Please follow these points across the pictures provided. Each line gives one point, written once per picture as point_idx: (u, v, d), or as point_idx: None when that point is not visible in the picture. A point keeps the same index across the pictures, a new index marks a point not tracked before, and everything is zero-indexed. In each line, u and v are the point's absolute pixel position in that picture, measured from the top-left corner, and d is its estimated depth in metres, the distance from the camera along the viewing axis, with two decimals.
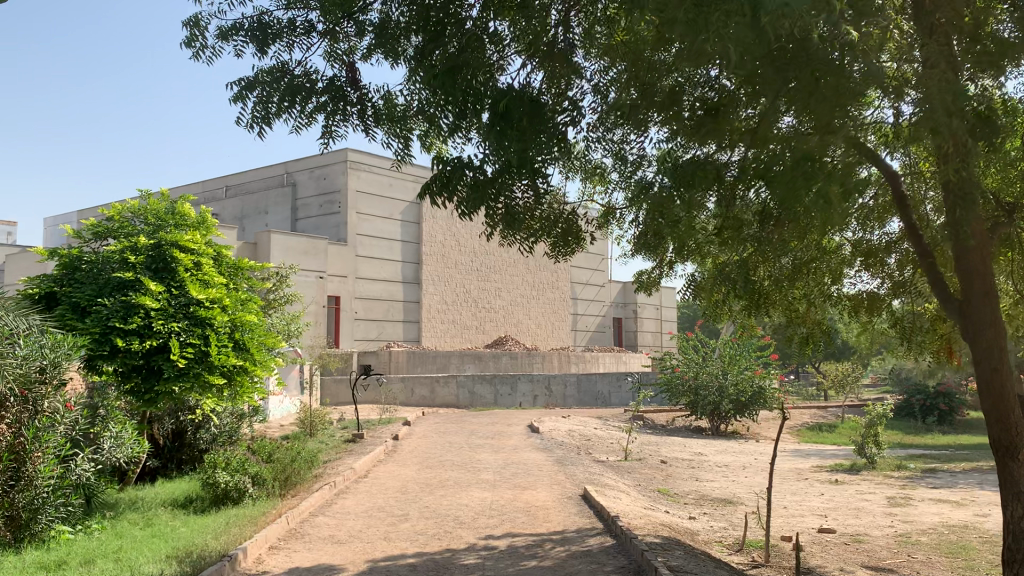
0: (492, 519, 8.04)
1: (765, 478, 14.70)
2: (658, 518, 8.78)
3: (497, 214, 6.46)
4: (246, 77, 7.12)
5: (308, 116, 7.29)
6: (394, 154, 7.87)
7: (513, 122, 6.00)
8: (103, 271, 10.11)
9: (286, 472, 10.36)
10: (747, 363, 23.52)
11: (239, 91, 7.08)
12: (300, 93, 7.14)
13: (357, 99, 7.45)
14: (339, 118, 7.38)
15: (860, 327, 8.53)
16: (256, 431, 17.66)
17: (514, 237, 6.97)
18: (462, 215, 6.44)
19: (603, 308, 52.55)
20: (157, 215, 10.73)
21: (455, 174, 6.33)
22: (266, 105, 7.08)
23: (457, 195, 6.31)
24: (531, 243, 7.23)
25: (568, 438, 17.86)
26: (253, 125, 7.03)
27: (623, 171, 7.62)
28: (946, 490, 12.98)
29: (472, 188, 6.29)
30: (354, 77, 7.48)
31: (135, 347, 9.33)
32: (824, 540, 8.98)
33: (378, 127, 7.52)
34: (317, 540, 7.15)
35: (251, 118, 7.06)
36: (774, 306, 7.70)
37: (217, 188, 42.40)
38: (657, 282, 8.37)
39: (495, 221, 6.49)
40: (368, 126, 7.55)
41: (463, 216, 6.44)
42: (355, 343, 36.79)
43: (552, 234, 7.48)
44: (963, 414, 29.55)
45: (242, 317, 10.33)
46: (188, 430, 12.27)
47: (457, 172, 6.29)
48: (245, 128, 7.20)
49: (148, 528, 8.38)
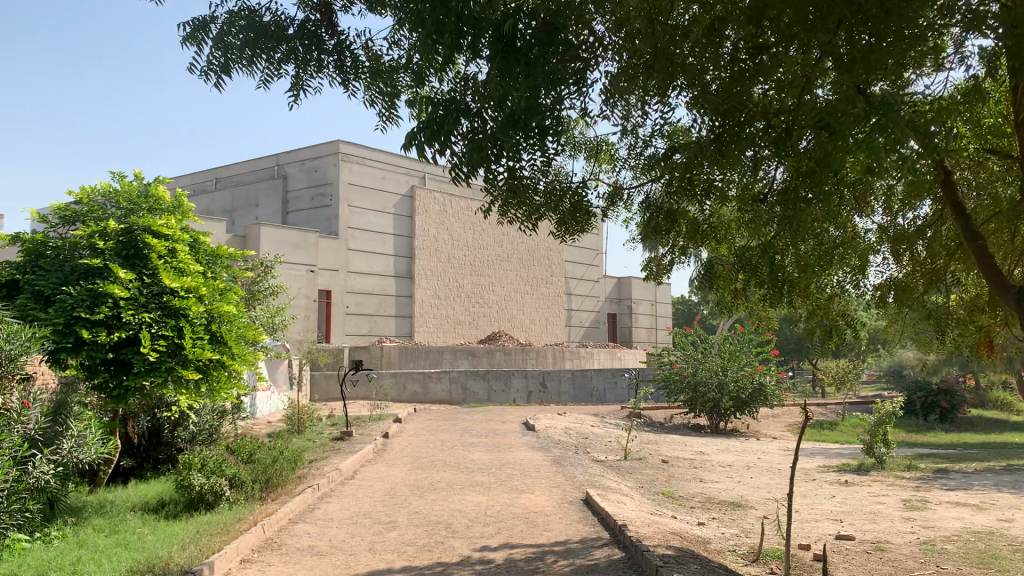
0: (488, 527, 7.38)
1: (772, 479, 14.09)
2: (667, 525, 8.12)
3: (499, 177, 5.89)
4: (201, 18, 6.53)
5: (276, 67, 6.74)
6: (379, 115, 7.25)
7: (518, 62, 5.39)
8: (68, 258, 9.41)
9: (266, 473, 9.73)
10: (747, 359, 22.94)
11: (193, 34, 6.52)
12: (267, 37, 6.58)
13: (334, 45, 6.87)
14: (313, 68, 6.84)
15: (888, 320, 7.86)
16: (241, 429, 16.99)
17: (515, 210, 6.32)
18: (459, 177, 5.76)
19: (597, 304, 51.90)
20: (130, 198, 10.06)
21: (447, 118, 5.67)
22: (226, 52, 6.48)
23: (455, 155, 5.68)
24: (534, 220, 6.57)
25: (565, 436, 17.21)
26: (210, 73, 6.45)
27: (631, 140, 7.00)
28: (962, 492, 12.38)
29: (473, 147, 5.69)
30: (330, 21, 6.90)
31: (102, 339, 8.58)
32: (844, 549, 8.37)
33: (358, 80, 6.98)
34: (294, 552, 6.48)
35: (208, 66, 6.49)
36: (797, 295, 7.05)
37: (206, 180, 41.59)
38: (668, 270, 7.68)
39: (495, 184, 5.91)
40: (347, 81, 7.02)
41: (460, 178, 5.77)
42: (346, 338, 36.16)
43: (559, 210, 6.85)
44: (965, 411, 28.99)
45: (219, 308, 9.63)
46: (165, 428, 11.59)
47: (453, 119, 5.63)
48: (199, 75, 6.60)
49: (113, 535, 7.71)
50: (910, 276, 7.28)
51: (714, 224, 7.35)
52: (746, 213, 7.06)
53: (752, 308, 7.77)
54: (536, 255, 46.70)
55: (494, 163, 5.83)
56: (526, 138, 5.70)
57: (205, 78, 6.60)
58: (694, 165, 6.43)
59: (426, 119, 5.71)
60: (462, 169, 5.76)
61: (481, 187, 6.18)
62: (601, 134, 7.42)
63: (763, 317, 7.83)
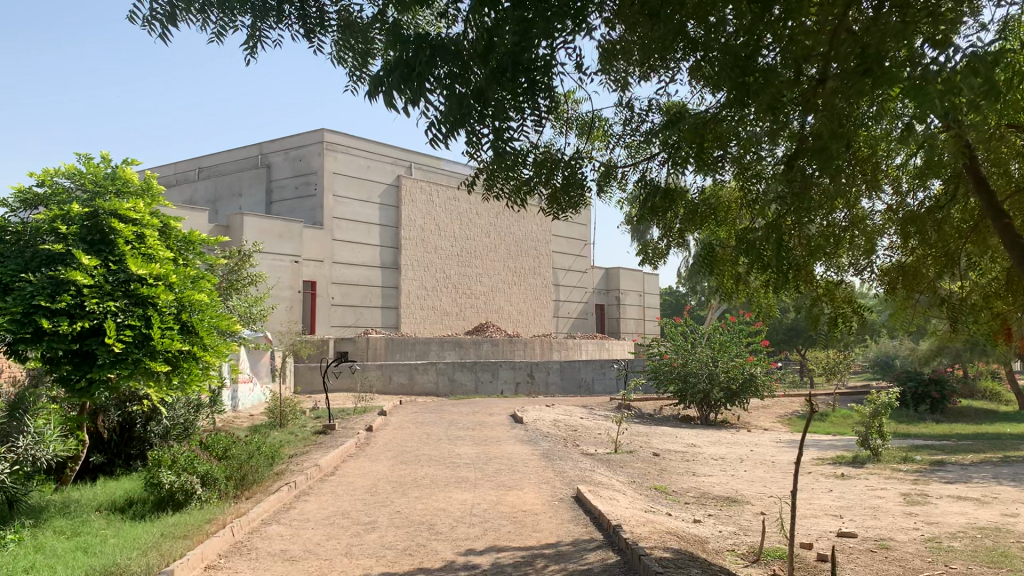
0: (473, 528, 6.94)
1: (767, 473, 13.70)
2: (661, 523, 7.71)
3: (485, 143, 5.47)
4: None
5: (230, 17, 6.26)
6: (348, 79, 6.67)
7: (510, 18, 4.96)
8: (30, 242, 8.86)
9: (242, 471, 9.28)
10: (737, 350, 22.62)
11: None
12: None
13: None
14: (272, 20, 6.36)
15: (895, 311, 7.46)
16: (221, 422, 16.49)
17: (503, 185, 5.91)
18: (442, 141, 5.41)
19: (585, 295, 51.52)
20: (95, 180, 9.47)
21: (422, 68, 5.32)
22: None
23: (435, 115, 5.33)
24: (524, 197, 6.18)
25: (553, 429, 16.78)
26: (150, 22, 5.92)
27: (627, 113, 6.61)
28: (963, 486, 12.04)
29: (454, 105, 5.29)
30: None
31: (63, 330, 8.05)
32: (848, 548, 8.00)
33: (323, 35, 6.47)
34: (265, 557, 6.03)
35: (151, 15, 5.97)
36: (802, 279, 6.68)
37: (188, 170, 40.80)
38: (665, 254, 7.25)
39: (479, 149, 5.50)
40: (311, 33, 6.55)
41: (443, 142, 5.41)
42: (331, 329, 35.61)
43: (552, 186, 6.46)
44: (956, 402, 28.77)
45: (190, 296, 9.10)
46: (138, 422, 11.09)
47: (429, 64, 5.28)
48: (141, 26, 6.05)
49: (74, 539, 7.21)
50: (919, 260, 6.93)
51: (712, 205, 6.93)
52: (749, 192, 6.67)
53: (754, 295, 7.36)
54: (524, 245, 46.26)
55: (477, 125, 5.43)
56: (513, 96, 5.29)
57: (148, 30, 6.07)
58: (699, 137, 6.02)
59: (392, 60, 5.37)
60: (440, 130, 5.40)
61: (466, 154, 5.78)
62: (596, 109, 6.99)
63: (764, 305, 7.41)
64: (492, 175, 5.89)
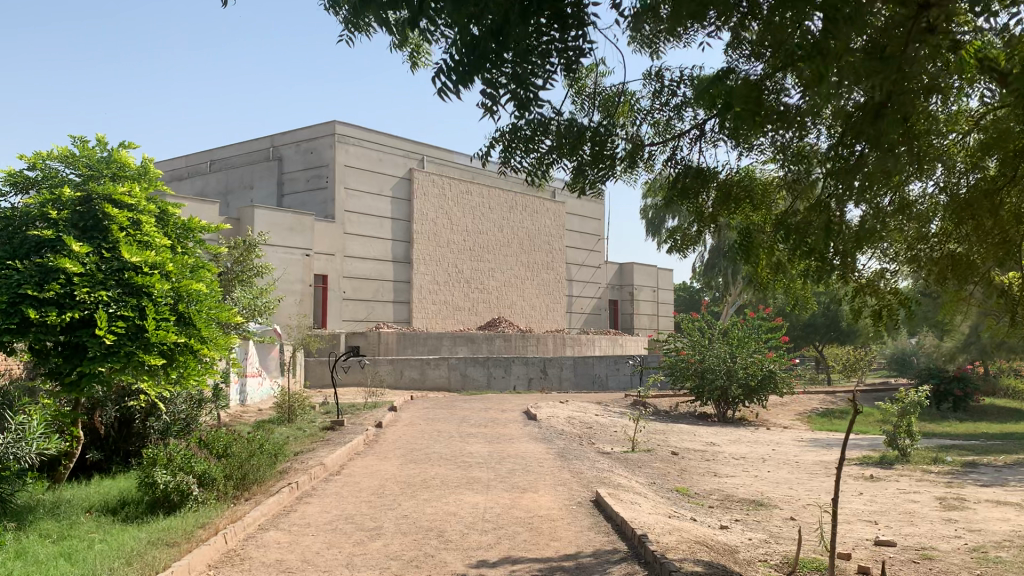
0: (486, 536, 6.41)
1: (791, 474, 13.14)
2: (687, 531, 7.17)
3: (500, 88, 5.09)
4: None
5: None
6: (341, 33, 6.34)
7: None
8: (20, 227, 8.41)
9: (242, 469, 8.81)
10: (756, 346, 22.09)
11: None
12: None
13: None
14: None
15: (947, 303, 6.85)
16: (228, 418, 16.07)
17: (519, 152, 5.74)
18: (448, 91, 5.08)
19: (598, 290, 50.92)
20: (89, 164, 8.97)
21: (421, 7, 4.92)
22: None
23: (449, 57, 4.96)
24: (548, 162, 5.91)
25: (568, 427, 16.24)
26: None
27: (658, 83, 6.11)
28: (999, 489, 11.44)
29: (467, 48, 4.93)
30: None
31: (52, 320, 7.58)
32: (888, 558, 7.44)
33: None
34: (258, 568, 5.53)
35: None
36: (843, 268, 6.12)
37: (201, 162, 40.38)
38: (696, 241, 6.66)
39: (496, 99, 5.14)
40: None
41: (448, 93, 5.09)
42: (342, 324, 35.18)
43: (576, 156, 6.00)
44: (979, 400, 28.06)
45: (187, 285, 8.60)
46: (136, 418, 10.65)
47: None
48: None
49: (58, 543, 6.75)
50: (969, 249, 6.27)
51: (745, 188, 6.41)
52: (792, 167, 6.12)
53: (792, 286, 6.82)
54: (537, 239, 45.72)
55: (494, 73, 5.03)
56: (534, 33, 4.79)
57: None
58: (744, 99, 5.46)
59: None
60: (451, 78, 5.06)
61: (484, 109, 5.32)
62: (624, 83, 6.45)
63: (801, 298, 6.88)
64: (510, 145, 5.79)
